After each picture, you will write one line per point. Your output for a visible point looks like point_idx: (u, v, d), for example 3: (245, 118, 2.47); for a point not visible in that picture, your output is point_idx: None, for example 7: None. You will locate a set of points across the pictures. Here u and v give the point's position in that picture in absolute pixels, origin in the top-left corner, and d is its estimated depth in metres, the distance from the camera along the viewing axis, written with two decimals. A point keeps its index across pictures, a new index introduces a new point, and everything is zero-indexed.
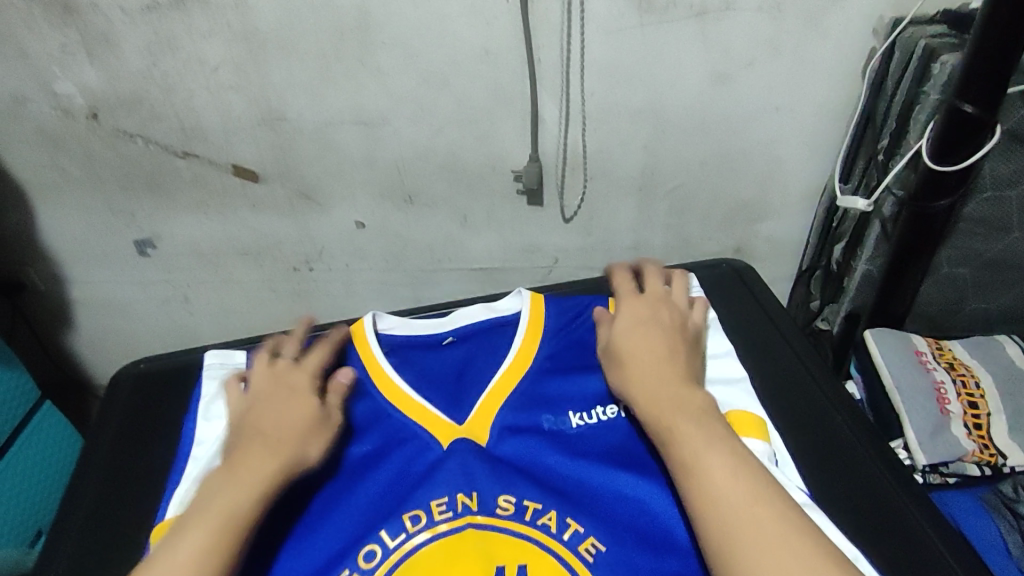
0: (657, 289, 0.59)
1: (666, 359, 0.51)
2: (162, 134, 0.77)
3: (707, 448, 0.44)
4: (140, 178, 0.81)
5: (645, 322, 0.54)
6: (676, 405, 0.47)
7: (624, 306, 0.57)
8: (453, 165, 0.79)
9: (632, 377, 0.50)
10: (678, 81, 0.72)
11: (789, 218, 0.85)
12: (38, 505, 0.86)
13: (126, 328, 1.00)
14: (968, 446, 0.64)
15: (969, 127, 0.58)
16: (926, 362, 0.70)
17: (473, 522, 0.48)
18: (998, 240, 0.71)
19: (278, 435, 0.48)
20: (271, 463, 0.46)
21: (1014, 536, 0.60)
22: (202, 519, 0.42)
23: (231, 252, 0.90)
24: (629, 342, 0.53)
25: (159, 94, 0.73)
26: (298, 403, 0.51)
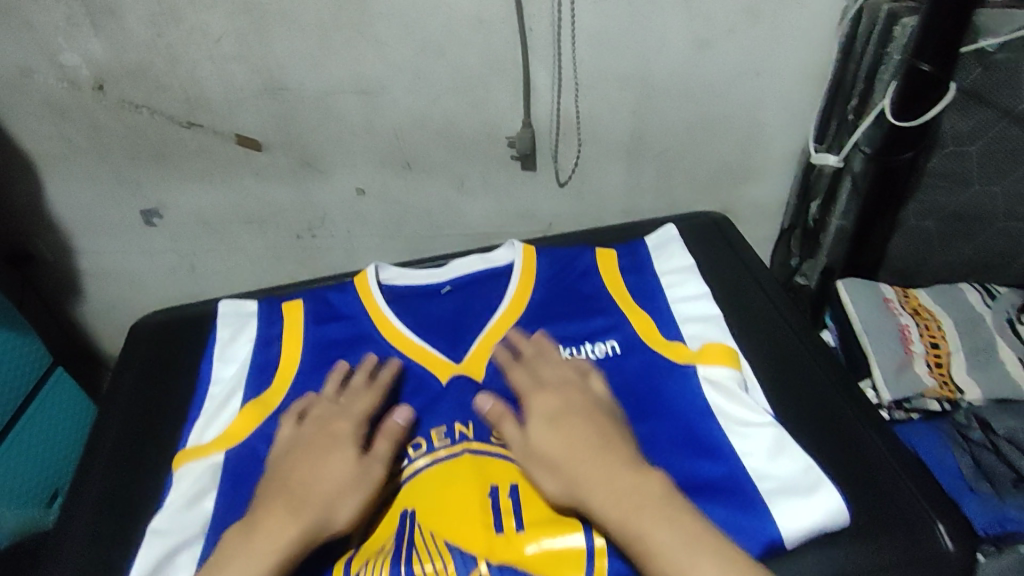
0: (554, 368, 0.54)
1: (603, 454, 0.47)
2: (167, 104, 0.80)
3: (687, 555, 0.42)
4: (147, 148, 0.85)
5: (562, 416, 0.50)
6: (634, 506, 0.44)
7: (530, 404, 0.51)
8: (450, 132, 0.83)
9: (581, 486, 0.46)
10: (661, 48, 0.76)
11: (770, 182, 0.89)
12: (53, 467, 0.90)
13: (135, 296, 1.04)
14: (929, 383, 0.69)
15: (926, 84, 0.63)
16: (892, 308, 0.74)
17: (469, 448, 0.53)
18: (959, 193, 0.77)
19: (303, 496, 0.47)
20: (288, 531, 0.45)
21: (965, 459, 0.64)
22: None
23: (236, 219, 0.93)
24: (556, 449, 0.48)
25: (164, 64, 0.77)
26: (335, 462, 0.49)
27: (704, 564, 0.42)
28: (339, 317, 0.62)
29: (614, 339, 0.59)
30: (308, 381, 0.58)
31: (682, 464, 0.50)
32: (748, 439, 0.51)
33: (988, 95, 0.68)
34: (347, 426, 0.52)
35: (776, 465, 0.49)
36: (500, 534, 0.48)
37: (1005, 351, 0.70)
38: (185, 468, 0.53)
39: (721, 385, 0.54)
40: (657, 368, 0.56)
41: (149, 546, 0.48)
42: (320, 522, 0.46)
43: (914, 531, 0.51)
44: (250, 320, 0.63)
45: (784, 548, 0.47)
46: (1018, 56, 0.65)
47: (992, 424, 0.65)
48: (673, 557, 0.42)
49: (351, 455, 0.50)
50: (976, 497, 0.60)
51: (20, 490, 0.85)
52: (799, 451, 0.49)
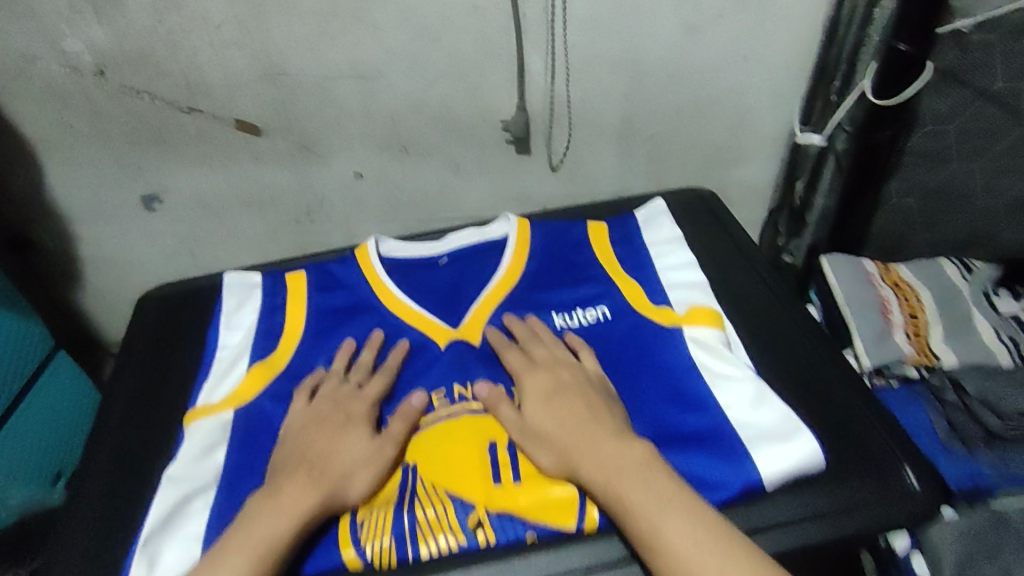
0: (548, 352, 0.57)
1: (592, 426, 0.50)
2: (168, 90, 0.82)
3: (663, 511, 0.44)
4: (147, 133, 0.86)
5: (555, 394, 0.53)
6: (619, 472, 0.47)
7: (523, 385, 0.54)
8: (445, 116, 0.86)
9: (569, 453, 0.49)
10: (649, 34, 0.78)
11: (756, 164, 0.92)
12: (56, 449, 0.91)
13: (133, 284, 1.04)
14: (907, 350, 0.74)
15: (905, 64, 0.66)
16: (874, 281, 0.80)
17: (468, 408, 0.55)
18: (938, 171, 0.80)
19: (322, 467, 0.49)
20: (310, 497, 0.47)
21: (940, 420, 0.68)
22: (245, 541, 0.45)
23: (235, 203, 0.94)
24: (548, 426, 0.51)
25: (165, 50, 0.78)
26: (352, 439, 0.52)
27: (677, 526, 0.43)
28: (342, 289, 0.65)
29: (604, 305, 0.62)
30: (314, 348, 0.62)
31: (669, 416, 0.54)
32: (731, 393, 0.55)
33: (963, 75, 0.72)
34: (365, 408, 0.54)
35: (757, 415, 0.53)
36: (499, 485, 0.50)
37: (981, 322, 0.76)
38: (197, 425, 0.56)
39: (707, 344, 0.57)
40: (645, 330, 0.59)
41: (166, 493, 0.52)
42: (336, 492, 0.49)
43: (884, 471, 0.54)
44: (254, 291, 0.66)
45: (762, 488, 0.51)
46: (993, 37, 0.69)
47: (965, 387, 0.68)
48: (651, 517, 0.44)
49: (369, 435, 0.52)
50: (950, 456, 0.65)
51: (24, 471, 0.85)
52: (778, 401, 0.53)
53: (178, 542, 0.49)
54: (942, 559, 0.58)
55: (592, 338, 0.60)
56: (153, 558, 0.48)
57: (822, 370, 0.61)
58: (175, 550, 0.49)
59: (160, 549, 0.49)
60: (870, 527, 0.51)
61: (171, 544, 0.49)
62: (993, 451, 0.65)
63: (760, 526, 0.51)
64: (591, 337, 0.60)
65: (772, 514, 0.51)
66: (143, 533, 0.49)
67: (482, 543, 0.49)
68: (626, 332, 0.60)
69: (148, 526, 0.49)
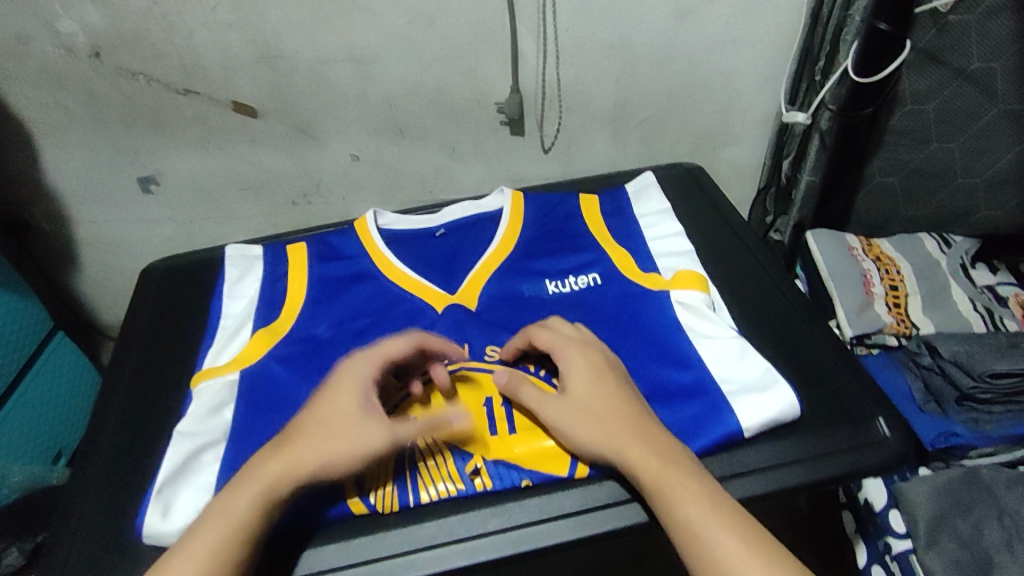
0: (588, 334, 0.56)
1: (641, 415, 0.50)
2: (164, 72, 0.80)
3: (709, 506, 0.45)
4: (143, 115, 0.84)
5: (605, 375, 0.52)
6: (672, 467, 0.47)
7: (563, 360, 0.53)
8: (440, 100, 0.85)
9: (620, 434, 0.49)
10: (641, 18, 0.79)
11: (746, 146, 0.94)
12: (60, 427, 0.90)
13: (130, 267, 1.03)
14: (887, 320, 0.79)
15: (884, 41, 0.69)
16: (856, 254, 0.84)
17: (464, 366, 0.58)
18: (919, 151, 0.83)
19: (298, 439, 0.48)
20: (277, 466, 0.47)
21: (917, 383, 0.75)
22: (214, 519, 0.45)
23: (232, 187, 0.93)
24: (590, 406, 0.50)
25: (160, 31, 0.76)
26: (338, 409, 0.49)
27: (727, 530, 0.44)
28: (342, 259, 0.68)
29: (596, 272, 0.65)
30: (316, 314, 0.64)
31: (657, 373, 0.57)
32: (713, 350, 0.58)
33: (941, 55, 0.74)
34: (368, 374, 0.52)
35: (737, 370, 0.57)
36: (494, 436, 0.54)
37: (958, 293, 0.82)
38: (204, 386, 0.59)
39: (691, 306, 0.61)
40: (634, 294, 0.62)
41: (178, 445, 0.55)
42: (310, 467, 0.47)
43: (859, 422, 0.57)
44: (255, 262, 0.69)
45: (743, 438, 0.54)
46: (970, 17, 0.71)
47: (938, 349, 0.73)
48: (704, 518, 0.45)
49: (359, 408, 0.50)
50: (925, 416, 0.72)
51: (25, 449, 0.84)
52: (759, 356, 0.56)
53: (192, 491, 0.53)
54: (918, 514, 0.68)
55: (584, 302, 0.63)
56: (168, 505, 0.52)
57: (802, 331, 0.64)
58: (188, 497, 0.53)
59: (174, 497, 0.52)
60: (838, 474, 0.54)
61: (184, 492, 0.53)
62: (964, 410, 0.71)
63: (735, 471, 0.54)
64: (583, 300, 0.63)
65: (752, 462, 0.54)
66: (159, 478, 0.53)
67: (480, 488, 0.53)
68: (616, 295, 0.63)
69: (162, 475, 0.53)
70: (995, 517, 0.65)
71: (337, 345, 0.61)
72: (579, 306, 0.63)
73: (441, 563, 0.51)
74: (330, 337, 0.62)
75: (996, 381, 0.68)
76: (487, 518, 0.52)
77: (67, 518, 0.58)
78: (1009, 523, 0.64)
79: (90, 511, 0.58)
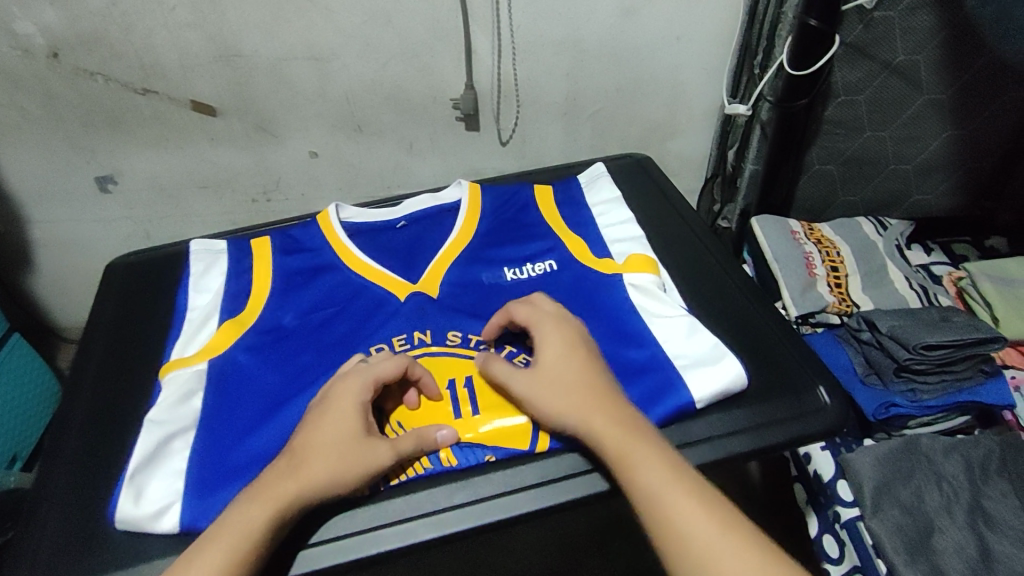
0: (562, 311, 0.58)
1: (606, 389, 0.52)
2: (123, 72, 0.80)
3: (670, 475, 0.47)
4: (102, 115, 0.84)
5: (574, 351, 0.54)
6: (633, 438, 0.49)
7: (539, 334, 0.56)
8: (397, 98, 0.87)
9: (586, 408, 0.51)
10: (590, 17, 0.82)
11: (693, 136, 0.98)
12: (14, 431, 0.89)
13: (87, 267, 1.03)
14: (830, 300, 0.84)
15: (814, 37, 0.74)
16: (798, 238, 0.89)
17: (427, 350, 0.60)
18: (854, 139, 0.88)
19: (302, 454, 0.49)
20: (291, 488, 0.48)
21: (859, 358, 0.79)
22: (223, 535, 0.46)
23: (191, 185, 0.93)
24: (556, 376, 0.53)
25: (119, 33, 0.76)
26: (336, 425, 0.51)
27: (685, 494, 0.46)
28: (304, 252, 0.69)
29: (551, 259, 0.68)
30: (281, 305, 0.65)
31: (611, 351, 0.60)
32: (663, 328, 0.61)
33: (869, 49, 0.79)
34: (367, 397, 0.53)
35: (687, 348, 0.60)
36: (460, 418, 0.56)
37: (894, 272, 0.87)
38: (172, 375, 0.60)
39: (643, 288, 0.64)
40: (590, 278, 0.65)
41: (149, 433, 0.56)
42: (318, 485, 0.48)
43: (799, 392, 0.61)
44: (219, 256, 0.70)
45: (695, 409, 0.57)
46: (893, 14, 0.76)
47: (876, 325, 0.77)
48: (661, 483, 0.47)
49: (365, 429, 0.51)
50: (866, 389, 0.77)
51: None
52: (708, 333, 0.60)
53: (163, 476, 0.54)
54: (864, 483, 0.71)
55: (541, 288, 0.66)
56: (140, 490, 0.53)
57: (746, 310, 0.68)
58: (160, 481, 0.54)
59: (146, 482, 0.54)
60: (784, 440, 0.58)
61: (156, 477, 0.54)
62: (902, 380, 0.75)
63: (685, 442, 0.57)
64: (540, 287, 0.66)
65: (701, 432, 0.58)
66: (129, 468, 0.54)
67: (446, 464, 0.55)
68: (571, 279, 0.66)
69: (133, 462, 0.54)
70: (934, 484, 0.70)
71: (302, 335, 0.63)
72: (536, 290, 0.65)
73: (410, 537, 0.53)
74: (295, 327, 0.64)
75: (929, 353, 0.72)
76: (452, 492, 0.55)
77: (34, 508, 0.58)
78: (947, 488, 0.70)
79: (60, 501, 0.58)
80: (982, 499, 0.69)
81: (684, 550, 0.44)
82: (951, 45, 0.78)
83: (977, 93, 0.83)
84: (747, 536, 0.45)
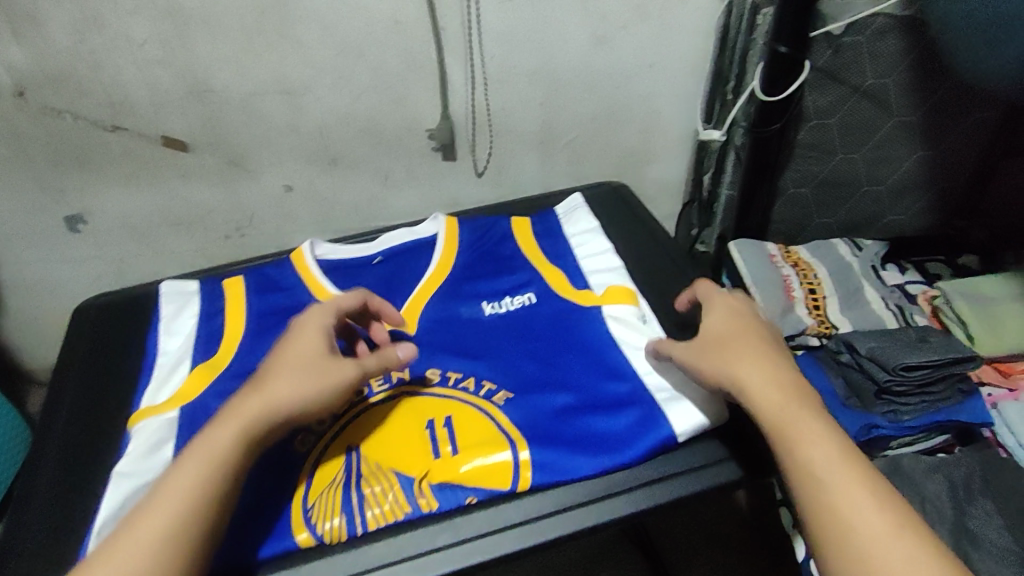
0: (740, 293, 0.59)
1: (767, 356, 0.52)
2: (92, 109, 0.79)
3: (837, 457, 0.46)
4: (70, 153, 0.82)
5: (743, 322, 0.55)
6: (799, 410, 0.48)
7: (713, 307, 0.57)
8: (372, 129, 0.86)
9: (744, 370, 0.51)
10: (562, 46, 0.82)
11: (669, 162, 0.99)
12: None
13: (57, 308, 1.00)
14: (808, 322, 0.84)
15: (785, 64, 0.75)
16: (776, 262, 0.90)
17: (405, 391, 0.60)
18: (827, 162, 0.89)
19: (268, 374, 0.51)
20: (254, 405, 0.49)
21: (839, 381, 0.79)
22: (194, 456, 0.46)
23: (163, 222, 0.92)
24: (723, 338, 0.54)
25: (87, 70, 0.75)
26: (301, 347, 0.53)
27: (856, 483, 0.45)
28: (279, 291, 0.68)
29: (530, 292, 0.67)
30: (255, 347, 0.64)
31: (593, 385, 0.60)
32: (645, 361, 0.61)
33: (838, 73, 0.80)
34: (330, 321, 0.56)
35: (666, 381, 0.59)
36: (438, 459, 0.54)
37: (870, 293, 0.88)
38: (142, 425, 0.58)
39: (623, 319, 0.64)
40: (568, 311, 0.65)
41: (117, 487, 0.54)
42: (283, 400, 0.49)
43: None
44: (191, 297, 0.69)
45: (677, 443, 0.56)
46: (860, 39, 0.77)
47: (854, 346, 0.78)
48: (830, 464, 0.46)
49: (327, 349, 0.53)
50: (848, 411, 0.76)
51: None
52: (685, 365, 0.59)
53: None
54: None
55: (520, 321, 0.65)
56: None
57: None
58: None
59: None
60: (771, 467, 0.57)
61: None
62: (883, 402, 0.75)
63: (672, 473, 0.55)
64: (519, 320, 0.65)
65: (686, 463, 0.56)
66: (97, 524, 0.51)
67: (425, 509, 0.53)
68: (550, 311, 0.66)
69: (100, 518, 0.52)
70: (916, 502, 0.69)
71: None
72: (516, 324, 0.65)
73: None
74: None
75: (910, 373, 0.72)
76: (434, 534, 0.52)
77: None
78: (931, 508, 0.69)
79: (25, 559, 0.55)
80: (967, 519, 0.68)
81: (843, 537, 0.43)
82: (919, 69, 0.80)
83: (945, 114, 0.84)
84: (917, 544, 0.42)
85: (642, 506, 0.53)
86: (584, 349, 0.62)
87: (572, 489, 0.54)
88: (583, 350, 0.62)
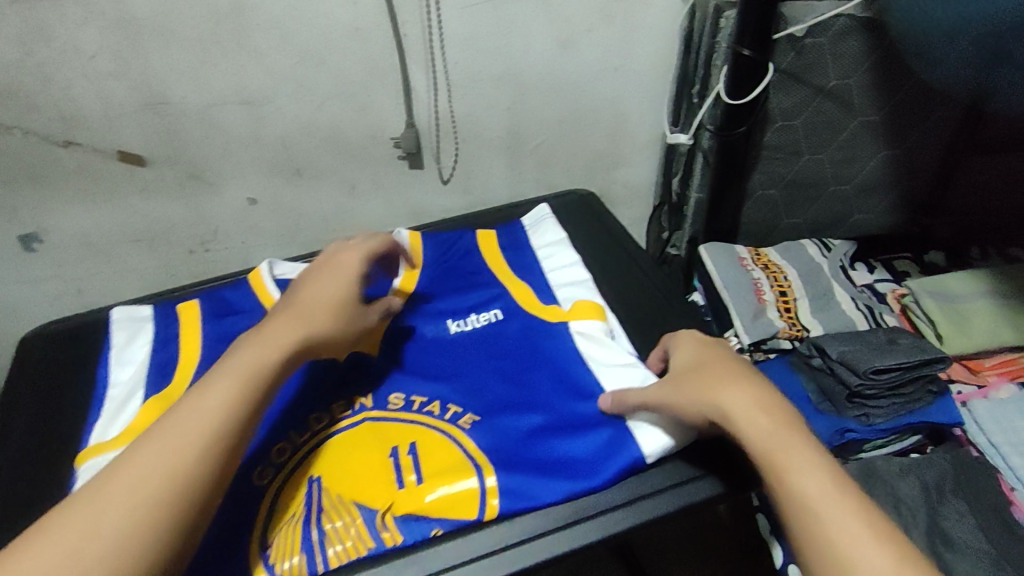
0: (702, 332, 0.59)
1: (742, 376, 0.51)
2: (43, 124, 0.75)
3: (828, 483, 0.44)
4: (21, 170, 0.78)
5: (711, 353, 0.54)
6: (785, 433, 0.46)
7: (680, 348, 0.57)
8: (336, 139, 0.84)
9: (722, 394, 0.49)
10: (528, 50, 0.81)
11: (638, 165, 0.98)
12: None
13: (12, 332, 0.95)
14: (780, 326, 0.83)
15: (749, 66, 0.74)
16: (746, 264, 0.89)
17: (368, 416, 0.58)
18: (793, 163, 0.88)
19: (311, 302, 0.55)
20: (298, 331, 0.52)
21: (812, 386, 0.78)
22: (236, 370, 0.48)
23: (123, 239, 0.88)
24: (695, 369, 0.53)
25: (35, 84, 0.71)
26: (337, 284, 0.57)
27: (849, 510, 0.42)
28: (237, 314, 0.67)
29: (496, 308, 0.67)
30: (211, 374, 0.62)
31: (562, 405, 0.59)
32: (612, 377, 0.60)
33: (802, 75, 0.80)
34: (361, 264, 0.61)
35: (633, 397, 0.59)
36: (403, 489, 0.53)
37: (840, 294, 0.88)
38: (89, 465, 0.55)
39: (591, 336, 0.63)
40: (533, 326, 0.65)
41: None
42: (321, 331, 0.54)
43: None
44: (144, 323, 0.66)
45: (646, 464, 0.55)
46: (822, 40, 0.77)
47: (825, 350, 0.77)
48: (821, 491, 0.43)
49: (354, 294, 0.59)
50: (821, 415, 0.76)
51: None
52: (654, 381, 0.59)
53: None
54: None
55: (486, 339, 0.65)
56: None
57: None
58: None
59: None
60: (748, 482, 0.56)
61: None
62: (855, 406, 0.74)
63: (644, 493, 0.54)
64: (485, 339, 0.65)
65: (659, 481, 0.55)
66: None
67: (389, 543, 0.51)
68: (516, 328, 0.65)
69: None
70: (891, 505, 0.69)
71: None
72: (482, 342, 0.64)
73: None
74: None
75: (879, 377, 0.72)
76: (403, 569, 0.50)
77: None
78: (908, 511, 0.69)
79: None
80: (942, 521, 0.68)
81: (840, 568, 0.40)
82: (881, 69, 0.80)
83: (908, 112, 0.84)
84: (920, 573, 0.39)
85: (615, 529, 0.52)
86: (550, 367, 0.62)
87: (542, 515, 0.53)
88: (549, 368, 0.62)
